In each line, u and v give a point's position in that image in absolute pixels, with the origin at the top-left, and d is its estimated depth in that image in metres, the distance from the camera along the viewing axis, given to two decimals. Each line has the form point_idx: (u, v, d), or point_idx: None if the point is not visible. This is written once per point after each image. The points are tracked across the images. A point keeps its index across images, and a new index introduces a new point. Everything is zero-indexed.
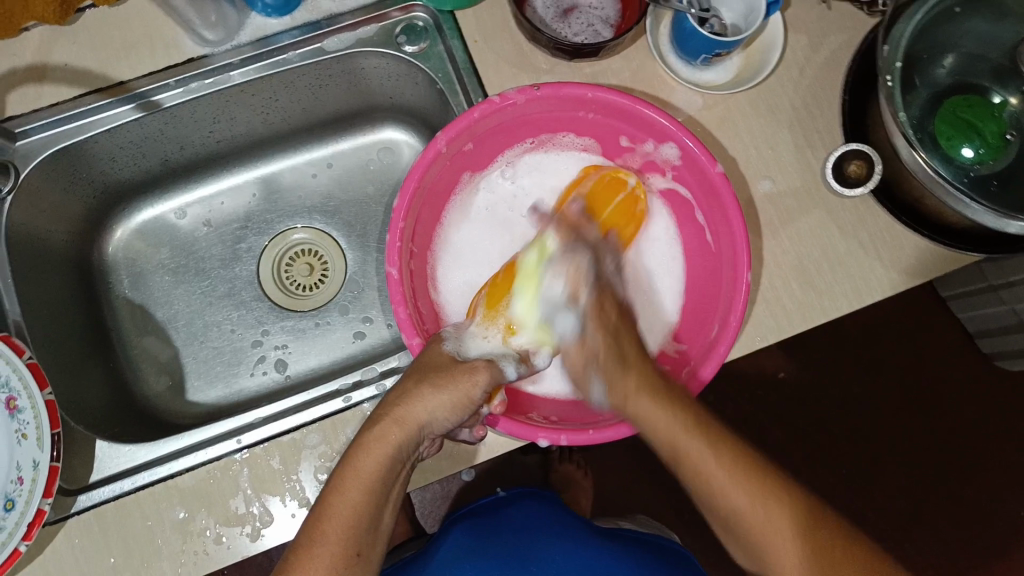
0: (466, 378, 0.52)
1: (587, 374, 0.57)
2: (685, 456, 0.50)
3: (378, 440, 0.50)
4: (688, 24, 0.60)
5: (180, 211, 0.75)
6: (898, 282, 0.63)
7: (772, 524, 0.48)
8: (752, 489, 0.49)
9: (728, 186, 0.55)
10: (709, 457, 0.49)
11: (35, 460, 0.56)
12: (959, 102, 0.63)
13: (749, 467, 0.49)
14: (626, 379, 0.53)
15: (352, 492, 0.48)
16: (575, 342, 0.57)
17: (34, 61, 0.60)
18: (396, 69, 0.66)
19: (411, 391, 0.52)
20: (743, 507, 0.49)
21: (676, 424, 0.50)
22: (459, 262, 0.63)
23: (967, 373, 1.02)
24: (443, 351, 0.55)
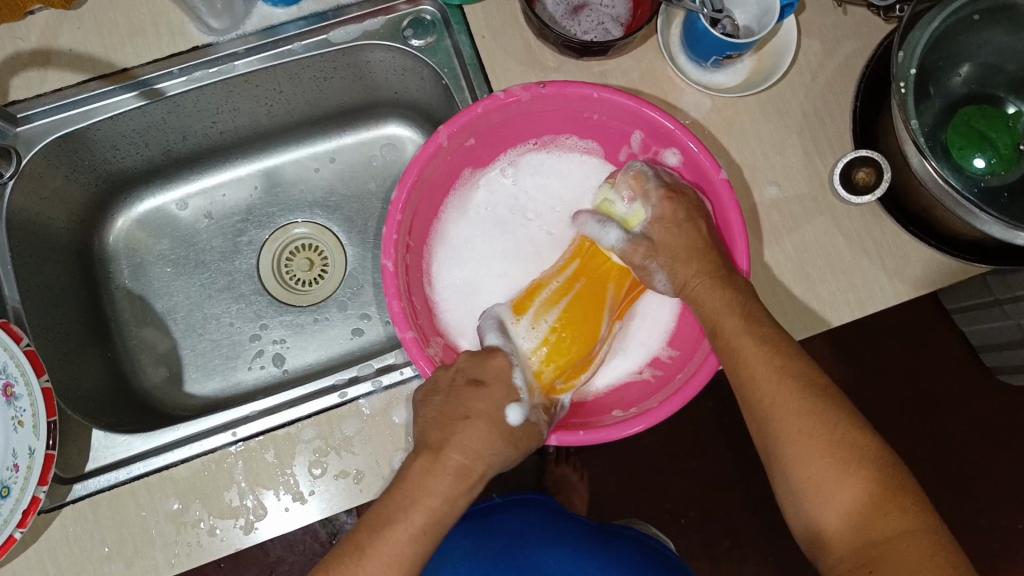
0: (535, 436, 0.52)
1: (646, 269, 0.56)
2: (762, 393, 0.47)
3: (448, 494, 0.48)
4: (700, 25, 0.59)
5: (181, 202, 0.74)
6: (903, 292, 0.62)
7: (835, 494, 0.44)
8: (826, 448, 0.45)
9: (730, 193, 0.54)
10: (768, 356, 0.48)
11: (31, 447, 0.56)
12: (972, 112, 0.62)
13: (827, 418, 0.45)
14: (686, 264, 0.54)
15: (413, 536, 0.47)
16: (627, 245, 0.56)
17: (39, 46, 0.59)
18: (402, 63, 0.65)
19: (483, 442, 0.49)
20: (790, 421, 0.46)
21: (757, 348, 0.48)
22: (456, 261, 0.62)
23: (971, 385, 1.01)
24: (510, 402, 0.51)
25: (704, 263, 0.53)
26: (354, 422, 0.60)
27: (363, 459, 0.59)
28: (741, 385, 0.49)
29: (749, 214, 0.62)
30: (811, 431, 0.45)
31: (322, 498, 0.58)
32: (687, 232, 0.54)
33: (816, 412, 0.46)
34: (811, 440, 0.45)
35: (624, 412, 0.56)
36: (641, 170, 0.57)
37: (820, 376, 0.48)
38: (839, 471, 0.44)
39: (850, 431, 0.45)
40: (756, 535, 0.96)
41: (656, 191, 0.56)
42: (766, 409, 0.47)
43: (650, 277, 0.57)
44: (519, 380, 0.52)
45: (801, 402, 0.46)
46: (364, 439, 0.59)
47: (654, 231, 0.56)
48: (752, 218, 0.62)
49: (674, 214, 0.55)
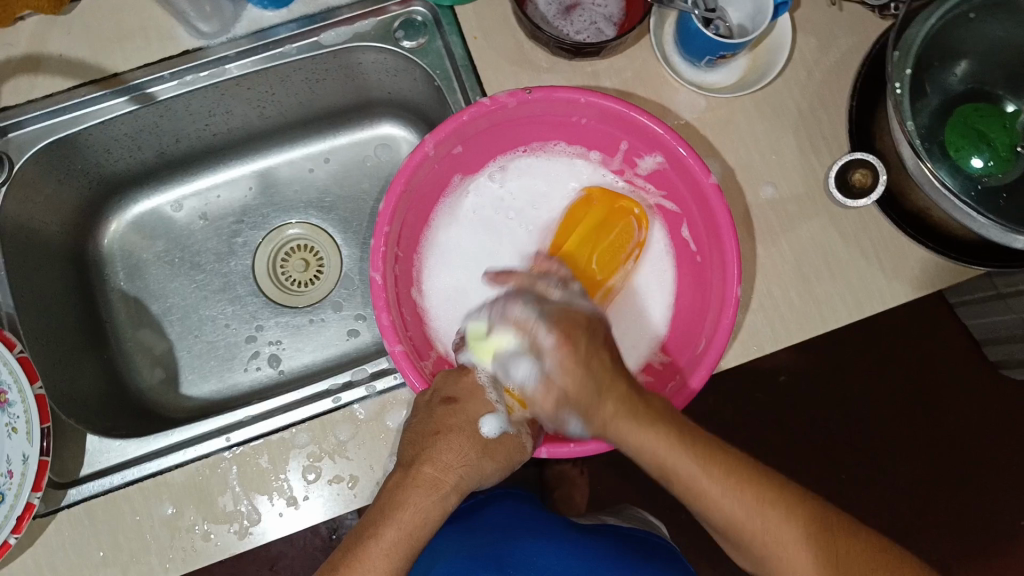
0: (514, 449, 0.54)
1: (559, 414, 0.52)
2: (697, 491, 0.47)
3: (426, 502, 0.50)
4: (693, 24, 0.58)
5: (176, 203, 0.74)
6: (900, 293, 0.62)
7: (782, 537, 0.46)
8: (768, 512, 0.47)
9: (720, 198, 0.54)
10: (686, 460, 0.47)
11: (25, 454, 0.57)
12: (969, 111, 0.61)
13: (745, 479, 0.47)
14: (602, 407, 0.49)
15: (392, 545, 0.48)
16: (541, 384, 0.52)
17: (29, 51, 0.59)
18: (394, 64, 0.65)
19: (461, 453, 0.52)
20: (734, 509, 0.47)
21: (661, 443, 0.47)
22: (447, 266, 0.62)
23: (973, 379, 1.00)
24: (484, 414, 0.54)
25: (622, 398, 0.49)
26: (346, 427, 0.60)
27: (357, 464, 0.59)
28: (681, 492, 0.48)
29: (743, 214, 0.62)
30: (746, 501, 0.47)
31: (319, 503, 0.59)
32: (589, 377, 0.50)
33: (744, 480, 0.47)
34: (747, 513, 0.47)
35: None
36: (566, 221, 0.58)
37: (707, 434, 0.49)
38: (785, 526, 0.46)
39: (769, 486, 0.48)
40: None
41: (549, 335, 0.52)
42: (698, 493, 0.47)
43: (564, 424, 0.53)
44: (493, 398, 0.55)
45: (726, 478, 0.47)
46: (358, 442, 0.60)
47: (558, 376, 0.51)
48: (746, 222, 0.62)
49: (576, 360, 0.50)
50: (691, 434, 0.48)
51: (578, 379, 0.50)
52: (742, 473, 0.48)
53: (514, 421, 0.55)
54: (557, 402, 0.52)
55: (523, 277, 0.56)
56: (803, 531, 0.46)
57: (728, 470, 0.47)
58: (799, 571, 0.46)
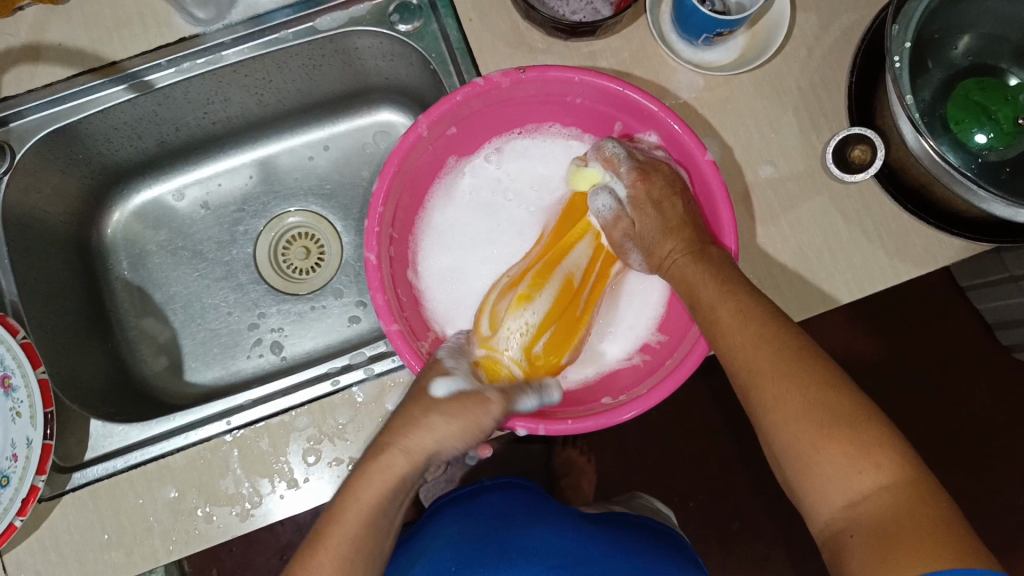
0: (475, 407, 0.50)
1: (623, 247, 0.57)
2: (743, 361, 0.46)
3: (382, 473, 0.48)
4: (688, 2, 0.57)
5: (178, 192, 0.75)
6: (903, 272, 0.61)
7: (839, 465, 0.40)
8: (815, 415, 0.42)
9: (717, 176, 0.53)
10: (738, 319, 0.47)
11: (29, 437, 0.57)
12: (971, 86, 0.60)
13: (799, 373, 0.43)
14: (668, 244, 0.54)
15: (348, 522, 0.47)
16: (611, 218, 0.57)
17: (28, 41, 0.60)
18: (390, 49, 0.65)
19: (411, 420, 0.50)
20: (772, 393, 0.43)
21: (738, 317, 0.47)
22: (444, 248, 0.62)
23: (986, 364, 0.99)
24: (436, 377, 0.52)
25: (682, 239, 0.53)
26: (346, 410, 0.60)
27: (357, 447, 0.60)
28: (733, 365, 0.46)
29: (743, 194, 0.61)
30: (804, 416, 0.42)
31: (320, 484, 0.59)
32: (663, 212, 0.54)
33: (816, 392, 0.42)
34: (800, 428, 0.42)
35: (614, 399, 0.56)
36: (612, 152, 0.56)
37: (815, 347, 0.44)
38: (821, 433, 0.41)
39: (820, 380, 0.43)
40: (765, 519, 0.95)
41: (626, 174, 0.55)
42: (755, 384, 0.45)
43: (627, 254, 0.58)
44: (452, 369, 0.53)
45: (800, 383, 0.43)
46: (356, 426, 0.60)
47: (631, 211, 0.55)
48: (745, 201, 0.61)
49: (649, 197, 0.54)
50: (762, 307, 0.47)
51: (654, 220, 0.54)
52: (796, 357, 0.44)
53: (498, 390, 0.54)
54: (625, 232, 0.56)
55: (607, 143, 0.57)
56: (850, 464, 0.40)
57: (782, 346, 0.44)
58: (842, 508, 0.40)
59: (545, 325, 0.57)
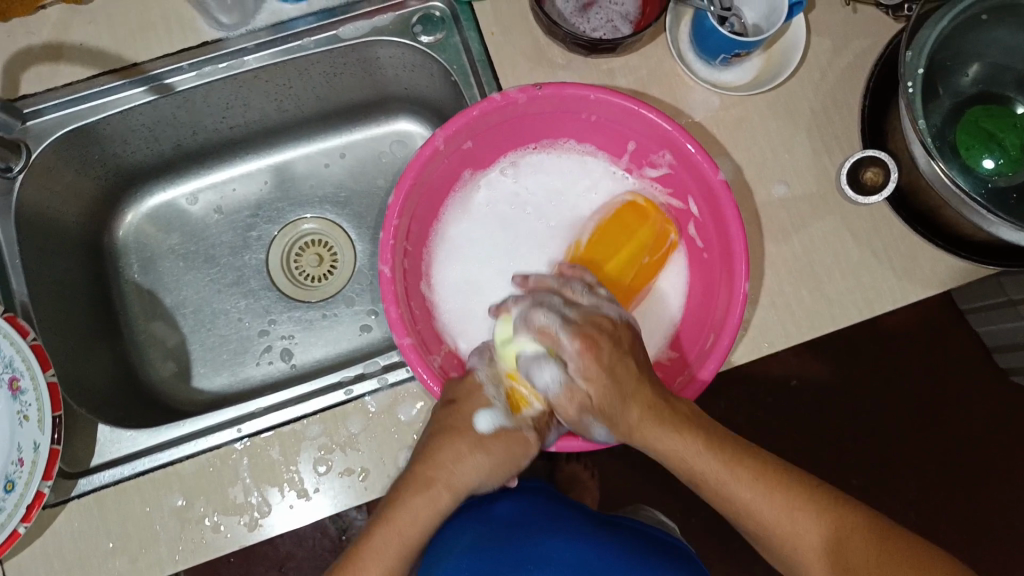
0: (515, 445, 0.54)
1: (582, 421, 0.52)
2: (700, 476, 0.50)
3: (428, 504, 0.51)
4: (708, 22, 0.59)
5: (192, 196, 0.74)
6: (912, 292, 0.62)
7: (802, 533, 0.48)
8: (790, 501, 0.49)
9: (729, 195, 0.54)
10: (705, 457, 0.50)
11: (36, 441, 0.56)
12: (979, 112, 0.62)
13: (765, 473, 0.50)
14: (588, 368, 0.50)
15: (391, 551, 0.50)
16: (562, 392, 0.52)
17: (50, 40, 0.60)
18: (412, 60, 0.65)
19: (455, 453, 0.52)
20: (746, 494, 0.49)
21: (678, 445, 0.50)
22: (462, 259, 0.63)
23: (980, 387, 1.00)
24: (478, 410, 0.53)
25: (647, 405, 0.51)
26: (358, 419, 0.60)
27: (368, 456, 0.59)
28: (717, 501, 0.51)
29: (756, 213, 0.62)
30: (775, 500, 0.49)
31: (330, 496, 0.58)
32: (626, 375, 0.51)
33: (766, 483, 0.49)
34: (776, 510, 0.49)
35: None
36: (566, 267, 0.58)
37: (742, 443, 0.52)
38: (794, 510, 0.49)
39: (778, 472, 0.50)
40: None
41: (568, 338, 0.51)
42: (714, 488, 0.50)
43: (589, 427, 0.53)
44: (491, 393, 0.54)
45: (766, 484, 0.49)
46: (369, 436, 0.60)
47: (585, 382, 0.51)
48: (758, 219, 0.62)
49: (600, 360, 0.50)
50: (710, 431, 0.51)
51: (625, 338, 0.52)
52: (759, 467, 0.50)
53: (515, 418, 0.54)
54: (602, 343, 0.55)
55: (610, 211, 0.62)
56: (823, 527, 0.48)
57: (737, 460, 0.50)
58: (819, 564, 0.48)
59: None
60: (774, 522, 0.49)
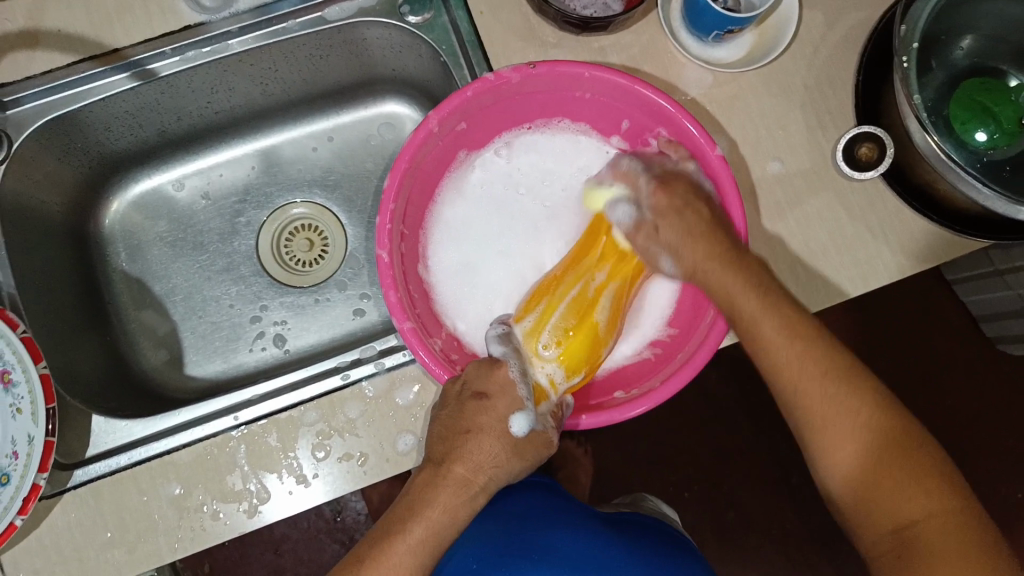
0: (541, 446, 0.53)
1: (651, 251, 0.56)
2: (773, 361, 0.49)
3: (459, 502, 0.50)
4: (701, 0, 0.58)
5: (178, 182, 0.73)
6: (905, 267, 0.62)
7: (848, 429, 0.46)
8: (845, 402, 0.46)
9: (728, 170, 0.54)
10: (767, 325, 0.49)
11: (30, 434, 0.56)
12: (975, 85, 0.62)
13: (831, 373, 0.47)
14: (694, 250, 0.52)
15: (421, 549, 0.48)
16: (630, 224, 0.56)
17: (26, 27, 0.59)
18: (399, 40, 0.64)
19: (493, 455, 0.51)
20: (809, 388, 0.47)
21: (755, 302, 0.49)
22: (456, 241, 0.62)
23: (969, 357, 1.01)
24: (514, 411, 0.52)
25: (710, 244, 0.52)
26: (356, 404, 0.60)
27: (367, 442, 0.59)
28: (749, 338, 0.50)
29: (751, 190, 0.62)
30: (828, 399, 0.47)
31: (326, 481, 0.58)
32: (690, 217, 0.53)
33: (852, 394, 0.46)
34: (827, 412, 0.47)
35: (628, 393, 0.57)
36: (630, 167, 0.58)
37: (842, 351, 0.48)
38: (847, 412, 0.46)
39: (846, 370, 0.47)
40: (755, 510, 0.97)
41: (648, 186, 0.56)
42: (786, 385, 0.48)
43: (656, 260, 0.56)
44: (522, 394, 0.52)
45: (834, 384, 0.47)
46: (367, 420, 0.59)
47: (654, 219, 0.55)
48: (753, 197, 0.62)
49: (673, 205, 0.53)
50: (779, 296, 0.49)
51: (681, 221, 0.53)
52: (828, 364, 0.47)
53: (541, 415, 0.53)
54: (647, 238, 0.55)
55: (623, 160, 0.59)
56: (858, 439, 0.46)
57: (807, 332, 0.48)
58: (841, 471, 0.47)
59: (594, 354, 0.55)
60: (825, 425, 0.47)
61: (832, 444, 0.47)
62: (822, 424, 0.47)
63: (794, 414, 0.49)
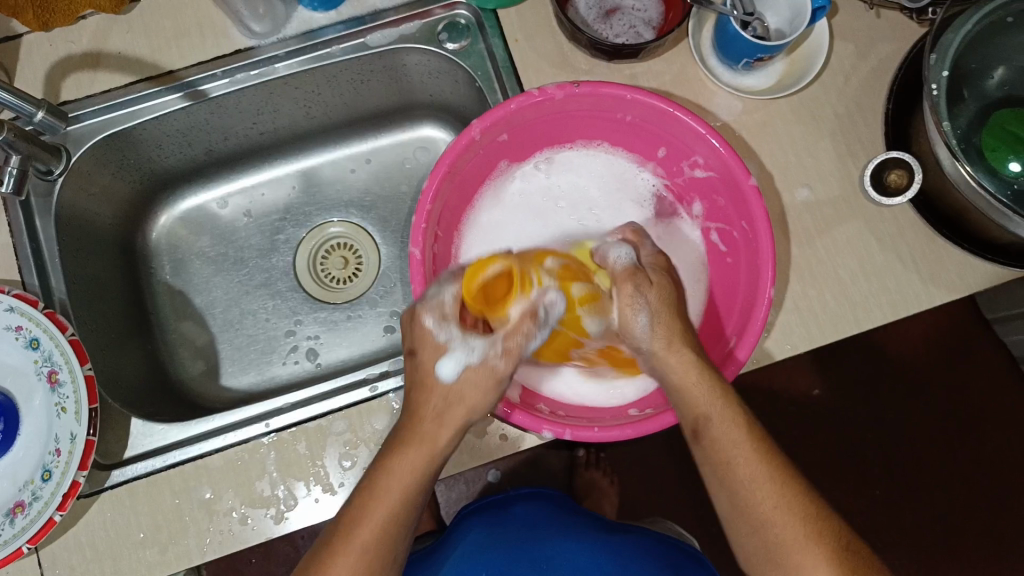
0: (490, 379, 0.51)
1: (633, 308, 0.53)
2: (739, 474, 0.49)
3: (411, 463, 0.49)
4: (730, 27, 0.59)
5: (221, 201, 0.76)
6: (937, 296, 0.61)
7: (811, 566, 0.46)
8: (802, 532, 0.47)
9: (759, 201, 0.55)
10: (721, 426, 0.50)
11: (73, 433, 0.58)
12: (1007, 116, 0.61)
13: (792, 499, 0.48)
14: (672, 332, 0.52)
15: (378, 512, 0.48)
16: (625, 264, 0.54)
17: (90, 48, 0.62)
18: (437, 66, 0.66)
19: (436, 405, 0.51)
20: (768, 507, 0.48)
21: (726, 426, 0.50)
22: (488, 241, 0.63)
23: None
24: (438, 357, 0.51)
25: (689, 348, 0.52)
26: (382, 416, 0.61)
27: None
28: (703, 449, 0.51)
29: (779, 216, 0.62)
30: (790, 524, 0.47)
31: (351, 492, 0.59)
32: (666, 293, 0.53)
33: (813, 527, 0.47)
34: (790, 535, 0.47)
35: (641, 412, 0.57)
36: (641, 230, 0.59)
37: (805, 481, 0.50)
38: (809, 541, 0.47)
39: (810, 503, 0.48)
40: None
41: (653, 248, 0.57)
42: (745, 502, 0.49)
43: (633, 318, 0.53)
44: (443, 337, 0.51)
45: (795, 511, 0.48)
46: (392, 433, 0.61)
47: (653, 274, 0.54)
48: (782, 222, 0.62)
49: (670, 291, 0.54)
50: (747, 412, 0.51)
51: (679, 329, 0.53)
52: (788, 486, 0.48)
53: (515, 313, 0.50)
54: (634, 288, 0.53)
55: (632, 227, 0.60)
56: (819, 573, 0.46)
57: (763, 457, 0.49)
58: None
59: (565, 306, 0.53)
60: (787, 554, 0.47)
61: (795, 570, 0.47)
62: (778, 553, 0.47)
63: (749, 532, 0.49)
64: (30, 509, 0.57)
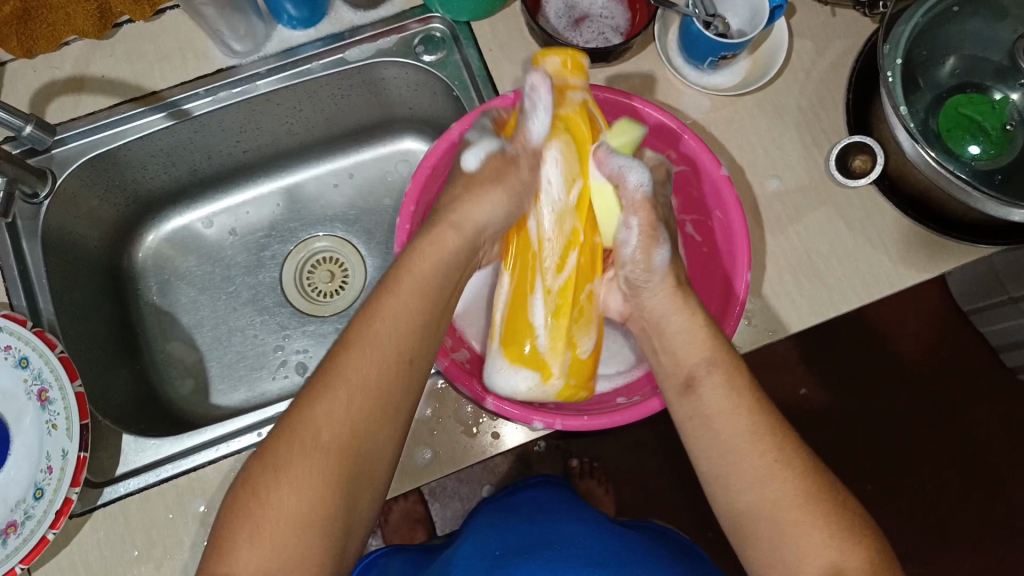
0: (506, 205, 0.55)
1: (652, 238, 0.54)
2: (733, 439, 0.49)
3: (409, 290, 0.48)
4: (695, 28, 0.62)
5: (207, 220, 0.77)
6: (907, 276, 0.64)
7: (805, 529, 0.46)
8: (801, 494, 0.46)
9: (730, 188, 0.57)
10: (718, 384, 0.50)
11: (64, 449, 0.58)
12: (961, 100, 0.65)
13: (791, 462, 0.48)
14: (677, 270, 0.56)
15: (374, 350, 0.45)
16: (647, 195, 0.55)
17: (73, 74, 0.64)
18: (415, 78, 0.68)
19: (466, 188, 0.55)
20: (762, 467, 0.47)
21: (723, 388, 0.50)
22: None
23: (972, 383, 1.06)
24: (472, 147, 0.56)
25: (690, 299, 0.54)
26: None
27: None
28: (699, 410, 0.51)
29: (752, 206, 0.65)
30: (789, 487, 0.47)
31: None
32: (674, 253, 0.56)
33: (813, 489, 0.47)
34: (787, 498, 0.46)
35: (628, 399, 0.59)
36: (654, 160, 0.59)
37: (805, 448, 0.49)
38: (807, 505, 0.46)
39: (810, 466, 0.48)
40: None
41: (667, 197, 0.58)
42: (742, 464, 0.48)
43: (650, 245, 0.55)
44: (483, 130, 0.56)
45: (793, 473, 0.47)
46: None
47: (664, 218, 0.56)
48: (754, 211, 0.64)
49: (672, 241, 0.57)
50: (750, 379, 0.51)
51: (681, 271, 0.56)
52: (787, 448, 0.48)
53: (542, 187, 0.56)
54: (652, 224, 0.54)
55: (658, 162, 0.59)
56: (814, 535, 0.46)
57: (767, 420, 0.49)
58: (794, 556, 0.46)
59: (585, 223, 0.57)
60: (779, 515, 0.46)
61: (788, 531, 0.46)
62: (772, 515, 0.47)
63: (742, 495, 0.48)
64: (23, 528, 0.56)
